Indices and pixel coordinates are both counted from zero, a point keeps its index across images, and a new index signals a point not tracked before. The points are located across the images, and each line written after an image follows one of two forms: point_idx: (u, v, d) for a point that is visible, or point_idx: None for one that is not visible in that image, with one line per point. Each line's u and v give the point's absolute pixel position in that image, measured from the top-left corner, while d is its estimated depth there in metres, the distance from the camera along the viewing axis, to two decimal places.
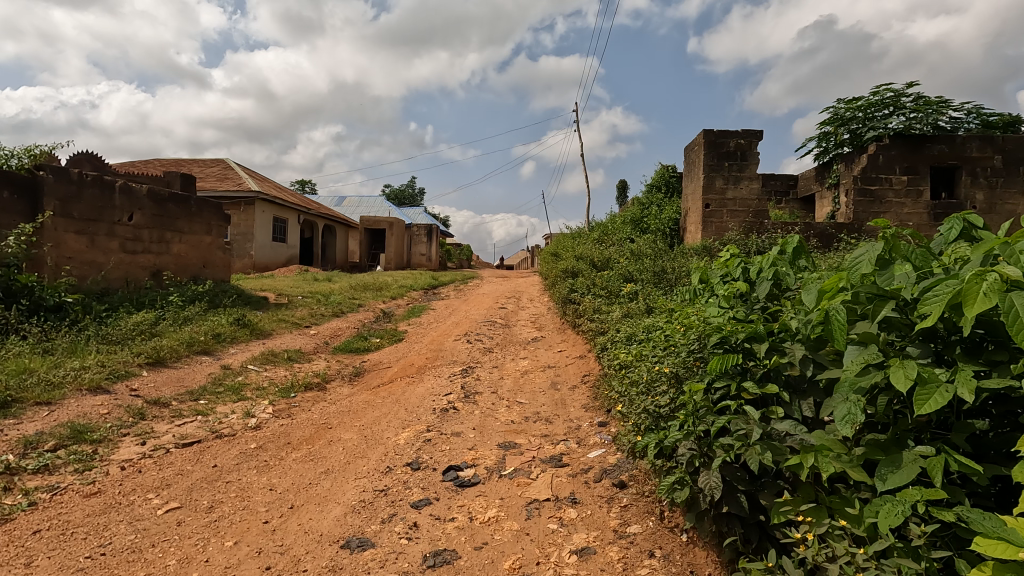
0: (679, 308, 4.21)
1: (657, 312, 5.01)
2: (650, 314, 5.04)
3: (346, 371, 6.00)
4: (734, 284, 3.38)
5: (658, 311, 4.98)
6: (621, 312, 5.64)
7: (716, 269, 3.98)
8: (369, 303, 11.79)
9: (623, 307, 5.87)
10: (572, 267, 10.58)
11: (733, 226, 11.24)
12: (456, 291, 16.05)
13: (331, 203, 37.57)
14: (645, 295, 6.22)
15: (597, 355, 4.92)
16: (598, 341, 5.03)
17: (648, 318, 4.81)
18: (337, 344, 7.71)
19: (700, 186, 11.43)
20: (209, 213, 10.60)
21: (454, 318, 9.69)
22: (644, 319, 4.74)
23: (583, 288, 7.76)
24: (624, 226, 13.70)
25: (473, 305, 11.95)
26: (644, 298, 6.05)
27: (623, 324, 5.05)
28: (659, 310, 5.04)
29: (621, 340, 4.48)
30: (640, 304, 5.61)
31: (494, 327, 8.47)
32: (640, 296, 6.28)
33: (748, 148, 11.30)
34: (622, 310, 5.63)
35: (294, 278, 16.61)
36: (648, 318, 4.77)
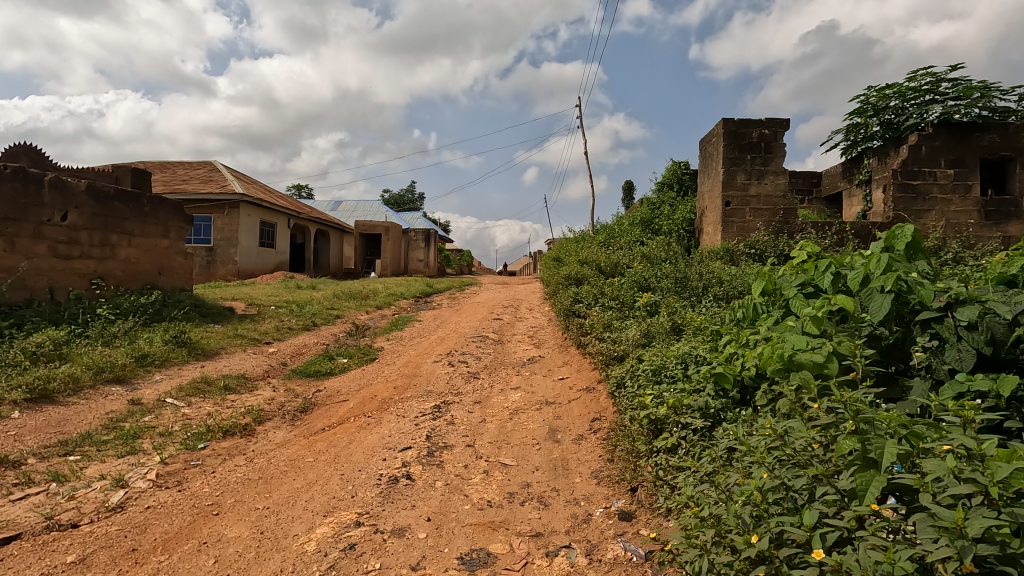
0: (731, 333, 3.04)
1: (693, 334, 3.80)
2: (684, 336, 3.81)
3: (293, 406, 4.77)
4: (839, 300, 2.25)
5: (695, 334, 3.76)
6: (644, 331, 4.40)
7: (788, 276, 2.84)
8: (348, 314, 10.56)
9: (645, 324, 4.61)
10: (575, 273, 9.33)
11: (758, 226, 9.99)
12: (449, 300, 14.77)
13: (326, 208, 36.41)
14: (671, 310, 4.97)
15: (610, 392, 3.68)
16: (614, 371, 3.81)
17: (680, 341, 3.61)
18: (297, 365, 6.48)
19: (719, 182, 10.20)
20: (166, 213, 9.41)
21: (440, 332, 8.46)
22: (675, 344, 3.54)
23: (590, 298, 6.51)
24: (632, 227, 12.44)
25: (465, 315, 10.69)
26: (671, 312, 4.80)
27: (645, 350, 3.82)
28: (697, 332, 3.82)
29: (644, 373, 3.26)
30: (666, 322, 4.39)
31: (485, 343, 7.24)
32: (664, 309, 5.03)
33: (773, 138, 10.05)
34: (643, 328, 4.40)
35: (276, 285, 15.39)
36: (681, 342, 3.57)
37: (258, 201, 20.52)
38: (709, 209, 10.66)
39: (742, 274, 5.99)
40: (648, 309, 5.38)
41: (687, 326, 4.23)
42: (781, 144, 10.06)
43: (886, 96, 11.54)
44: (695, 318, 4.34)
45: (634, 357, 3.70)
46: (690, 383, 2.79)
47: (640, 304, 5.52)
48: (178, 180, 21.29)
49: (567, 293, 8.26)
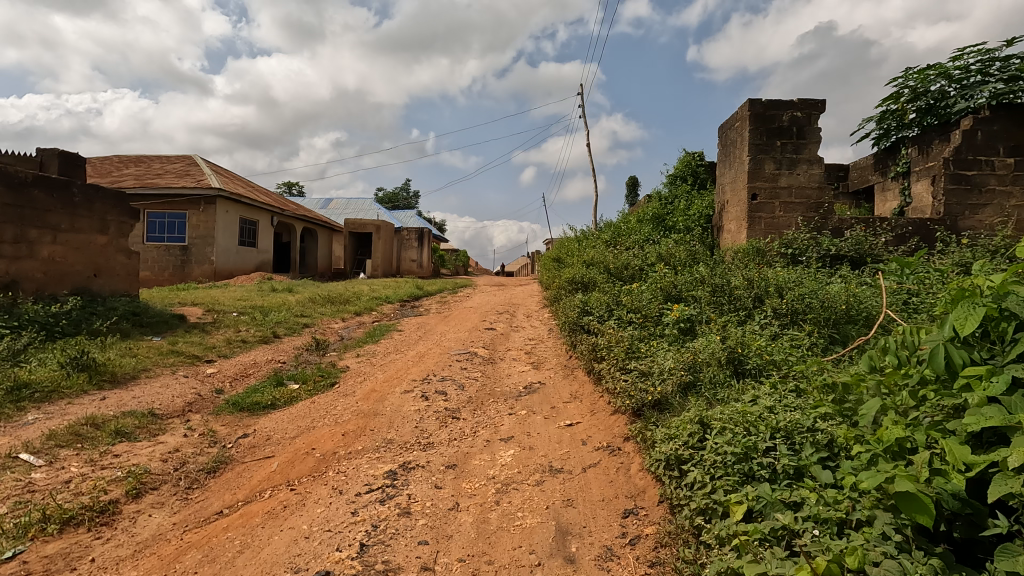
0: (891, 405, 2.06)
1: (781, 388, 2.70)
2: (764, 389, 2.69)
3: (199, 463, 3.45)
4: None
5: (785, 389, 2.66)
6: (689, 365, 3.23)
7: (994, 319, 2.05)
8: (320, 323, 9.24)
9: (686, 354, 3.40)
10: (580, 276, 8.02)
11: (790, 222, 8.75)
12: (438, 304, 13.46)
13: (316, 205, 35.06)
14: (717, 332, 3.72)
15: (655, 471, 2.52)
16: (659, 432, 2.69)
17: (767, 398, 2.56)
18: (235, 392, 5.16)
19: (744, 173, 8.92)
20: (103, 205, 8.06)
21: (422, 347, 7.15)
22: (765, 402, 2.50)
23: (602, 307, 5.23)
24: (642, 224, 11.17)
25: (453, 324, 9.36)
26: (720, 337, 3.56)
27: (703, 409, 2.65)
28: (784, 386, 2.71)
29: (723, 460, 2.22)
30: (717, 353, 3.17)
31: (473, 361, 5.96)
32: (708, 331, 3.78)
33: (806, 122, 8.76)
34: (689, 360, 3.23)
35: (249, 288, 14.07)
36: (773, 401, 2.51)
37: (237, 196, 19.14)
38: (732, 204, 9.39)
39: (797, 280, 4.71)
40: (681, 328, 4.10)
41: (755, 367, 3.05)
42: (816, 129, 8.79)
43: (928, 78, 10.28)
44: (762, 354, 3.14)
45: (695, 413, 2.61)
46: (841, 502, 1.84)
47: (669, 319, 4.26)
48: (151, 173, 19.89)
49: (572, 301, 6.96)
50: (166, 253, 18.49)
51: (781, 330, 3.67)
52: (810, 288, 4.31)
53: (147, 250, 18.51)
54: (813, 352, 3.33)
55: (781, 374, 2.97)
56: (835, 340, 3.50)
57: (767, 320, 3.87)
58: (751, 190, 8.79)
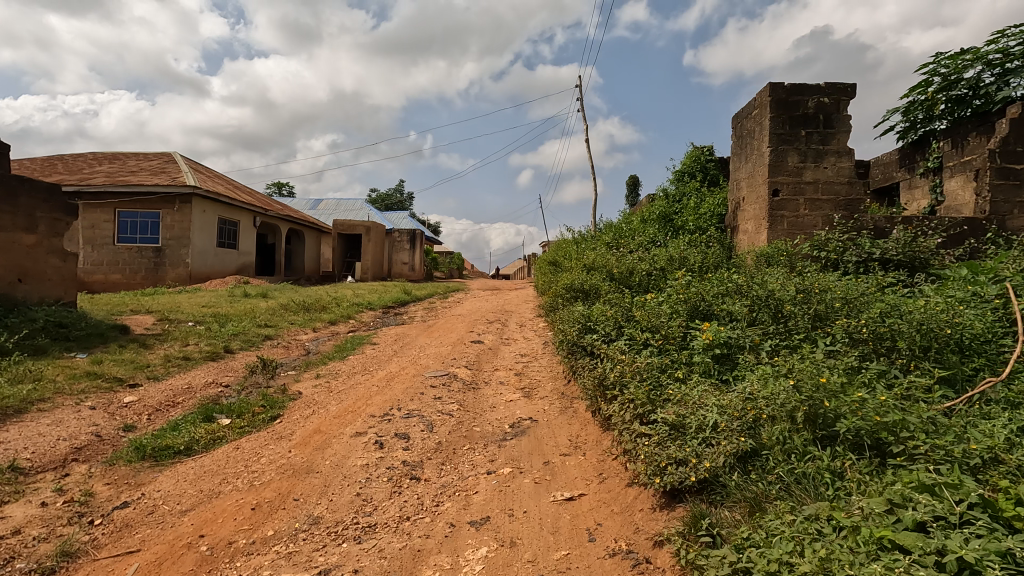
0: None
1: (949, 500, 1.61)
2: (913, 499, 1.64)
3: (32, 558, 2.37)
4: None
5: (966, 507, 1.57)
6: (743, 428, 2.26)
7: None
8: (284, 333, 8.19)
9: (736, 404, 2.38)
10: (580, 282, 7.01)
11: (816, 222, 7.74)
12: (424, 311, 12.41)
13: (305, 206, 33.99)
14: (772, 371, 2.74)
15: None
16: None
17: (947, 535, 1.47)
18: (148, 430, 4.11)
19: (764, 166, 7.93)
20: (31, 200, 7.00)
21: (396, 365, 6.12)
22: (959, 552, 1.40)
23: (610, 322, 4.23)
24: (647, 225, 10.16)
25: (436, 335, 8.34)
26: (780, 377, 2.56)
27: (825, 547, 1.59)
28: (957, 496, 1.62)
29: None
30: (784, 411, 2.19)
31: (452, 386, 4.93)
32: (760, 370, 2.78)
33: (834, 108, 7.78)
34: (745, 420, 2.25)
35: (220, 293, 12.97)
36: (973, 549, 1.42)
37: (215, 195, 18.05)
38: (749, 201, 8.41)
39: (858, 290, 3.71)
40: (716, 357, 3.18)
41: (847, 426, 2.01)
42: (845, 117, 7.79)
43: (962, 64, 9.23)
44: (857, 404, 2.11)
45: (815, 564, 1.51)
46: None
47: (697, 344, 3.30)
48: (124, 170, 18.80)
49: (571, 313, 5.95)
50: (138, 255, 17.38)
51: (859, 362, 2.67)
52: (883, 304, 3.32)
53: (118, 252, 17.38)
54: (924, 399, 2.31)
55: (907, 456, 1.89)
56: (940, 376, 2.50)
57: (833, 346, 2.88)
58: (772, 185, 7.79)
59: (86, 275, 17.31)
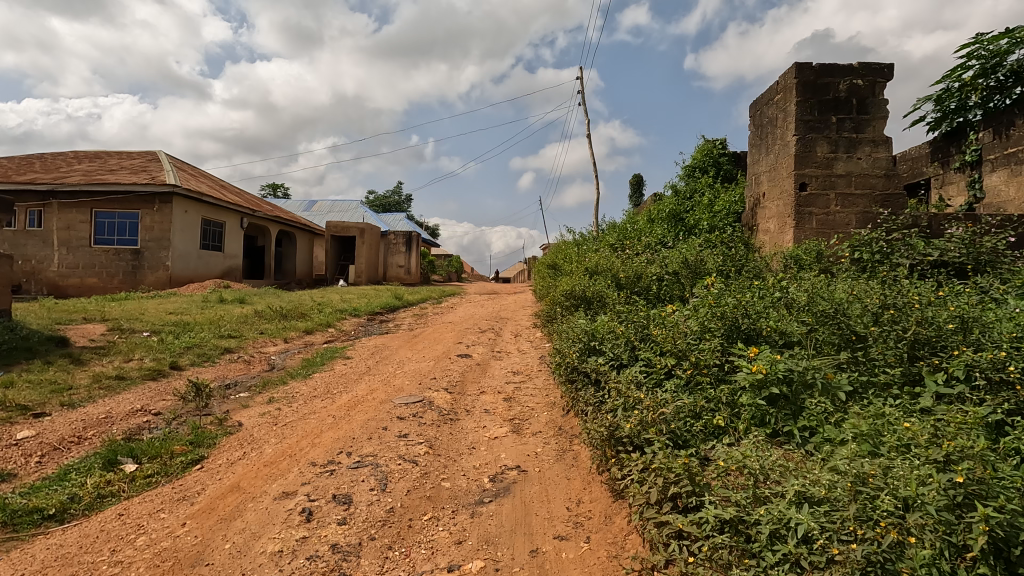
0: None
1: None
2: None
3: None
4: None
5: None
6: (865, 561, 1.50)
7: None
8: (249, 345, 7.30)
9: (845, 509, 1.61)
10: (582, 289, 6.11)
11: (849, 220, 6.84)
12: (413, 318, 11.50)
13: (299, 208, 33.12)
14: (870, 436, 1.92)
15: None
16: None
17: None
18: (28, 480, 3.21)
19: (789, 157, 7.04)
20: None
21: (366, 385, 5.22)
22: None
23: (619, 340, 3.35)
24: (656, 224, 9.27)
25: (420, 346, 7.44)
26: (897, 455, 1.76)
27: None
28: None
29: None
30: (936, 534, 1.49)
31: (426, 417, 4.03)
32: (850, 431, 1.97)
33: (869, 92, 6.89)
34: (869, 549, 1.48)
35: (195, 299, 12.08)
36: None
37: (198, 195, 17.18)
38: (771, 198, 7.51)
39: (951, 301, 2.83)
40: (766, 398, 2.34)
41: None
42: (882, 101, 6.88)
43: (1006, 45, 8.21)
44: None
45: None
46: None
47: (740, 376, 2.44)
48: (103, 169, 17.92)
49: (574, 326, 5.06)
50: (116, 258, 16.51)
51: (1000, 416, 1.91)
52: (1003, 323, 2.40)
53: (94, 254, 16.51)
54: None
55: None
56: None
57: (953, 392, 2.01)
58: (799, 179, 6.90)
59: (60, 279, 16.43)
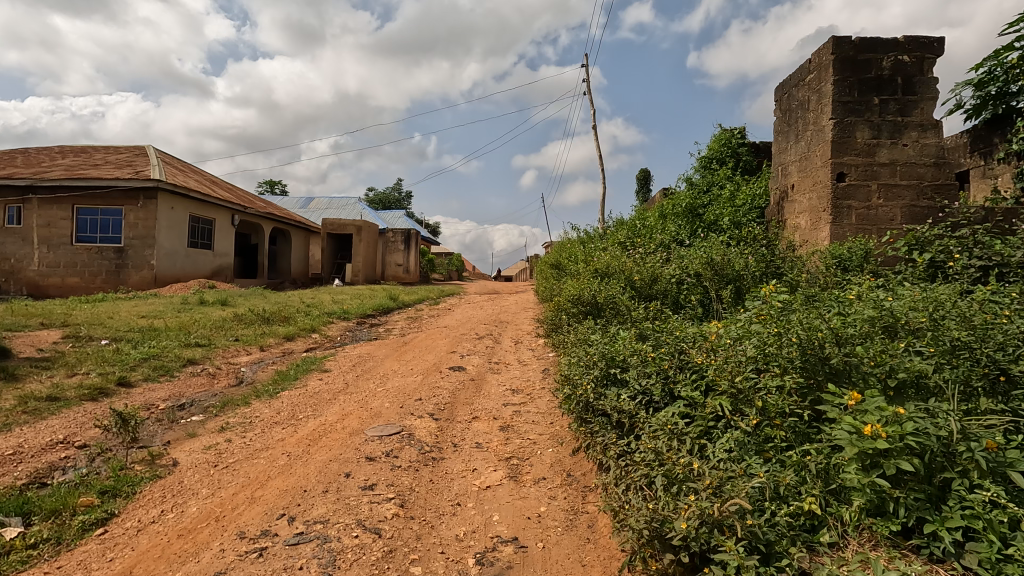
0: None
1: None
2: None
3: None
4: None
5: None
6: None
7: None
8: (217, 355, 6.52)
9: None
10: (591, 293, 5.33)
11: (894, 214, 6.03)
12: (407, 321, 10.73)
13: (296, 205, 32.35)
14: None
15: None
16: None
17: None
18: None
19: (824, 144, 6.24)
20: None
21: (339, 408, 4.45)
22: None
23: (651, 369, 2.57)
24: (669, 220, 8.49)
25: (409, 356, 6.69)
26: None
27: None
28: None
29: None
30: None
31: (402, 457, 3.26)
32: None
33: (916, 69, 6.06)
34: None
35: (175, 300, 11.33)
36: None
37: (185, 190, 16.40)
38: (801, 191, 6.72)
39: None
40: (888, 473, 1.58)
41: None
42: (931, 80, 6.05)
43: None
44: None
45: None
46: None
47: (841, 434, 1.69)
48: (87, 164, 17.16)
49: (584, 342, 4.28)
50: (98, 257, 15.77)
51: None
52: None
53: (76, 253, 15.77)
54: None
55: None
56: None
57: None
58: (835, 168, 6.10)
59: (40, 278, 15.69)
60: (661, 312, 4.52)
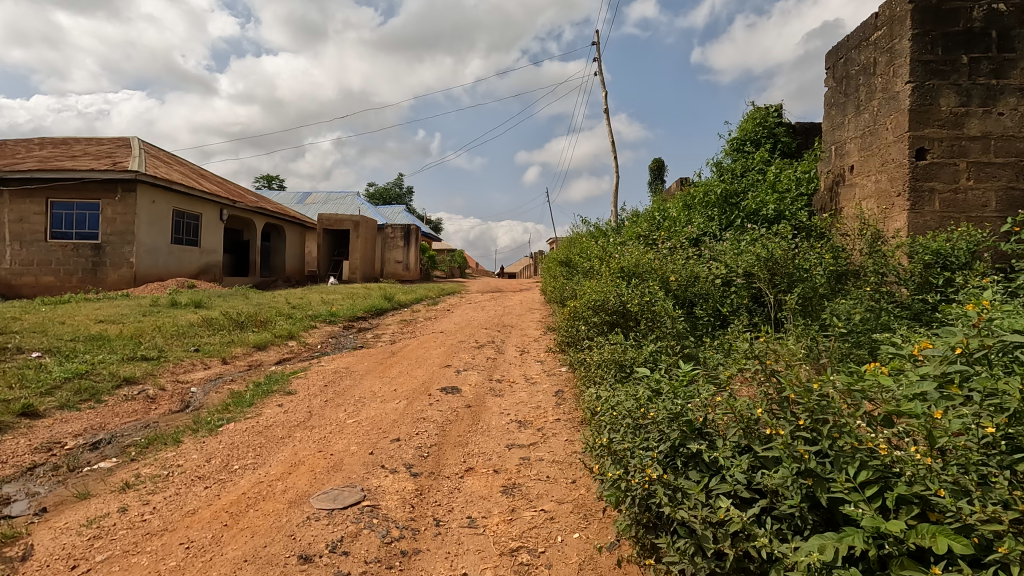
0: None
1: None
2: None
3: None
4: None
5: None
6: None
7: None
8: (165, 372, 5.45)
9: None
10: (618, 299, 4.25)
11: (987, 199, 4.91)
12: (400, 325, 9.68)
13: (293, 200, 31.33)
14: None
15: None
16: None
17: None
18: None
19: (899, 114, 5.11)
20: None
21: (289, 454, 3.37)
22: None
23: (765, 461, 1.80)
24: (697, 211, 7.39)
25: (396, 371, 5.63)
26: None
27: None
28: None
29: None
30: None
31: (356, 553, 2.17)
32: None
33: (1017, 19, 4.89)
34: None
35: (145, 301, 10.27)
36: None
37: (168, 183, 15.35)
38: (864, 173, 5.61)
39: None
40: None
41: None
42: None
43: None
44: None
45: None
46: None
47: None
48: (64, 155, 16.11)
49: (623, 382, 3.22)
50: (74, 254, 14.76)
51: None
52: None
53: (50, 250, 14.75)
54: None
55: None
56: None
57: None
58: (913, 143, 4.99)
59: (12, 278, 14.67)
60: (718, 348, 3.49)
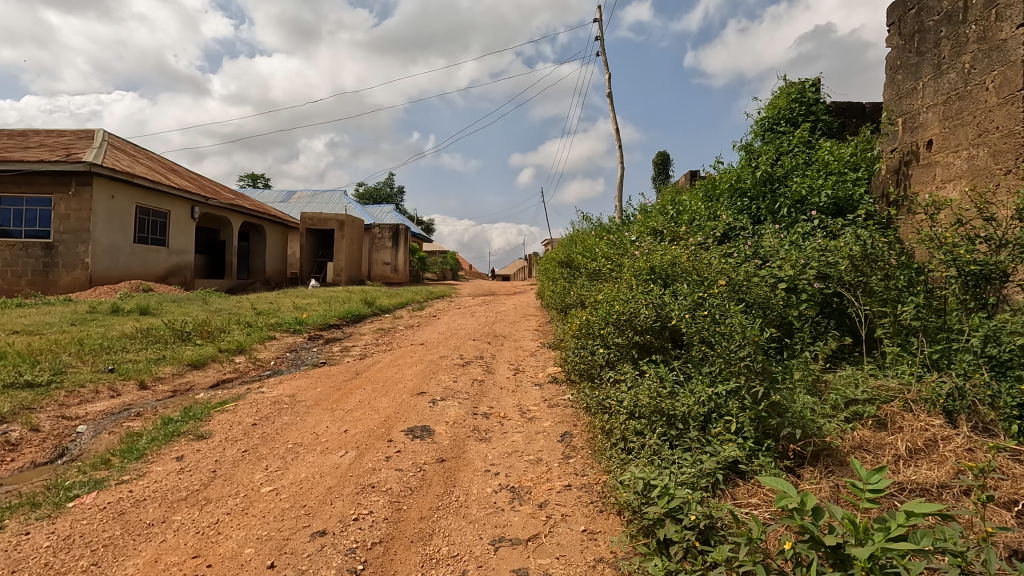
0: None
1: None
2: None
3: None
4: None
5: None
6: None
7: None
8: (50, 406, 4.16)
9: None
10: (646, 314, 3.06)
11: None
12: (375, 335, 8.43)
13: (277, 198, 29.97)
14: None
15: None
16: None
17: None
18: None
19: (1004, 69, 3.93)
20: None
21: (144, 566, 2.11)
22: None
23: None
24: (725, 200, 6.21)
25: (354, 401, 4.39)
26: None
27: None
28: None
29: None
30: None
31: None
32: None
33: None
34: None
35: (83, 307, 8.96)
36: None
37: (127, 176, 13.99)
38: (950, 149, 4.42)
39: None
40: None
41: None
42: None
43: None
44: None
45: None
46: None
47: None
48: (17, 146, 14.76)
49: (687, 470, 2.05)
50: (23, 254, 13.42)
51: None
52: None
53: None
54: None
55: None
56: None
57: None
58: None
59: None
60: (816, 419, 2.34)
